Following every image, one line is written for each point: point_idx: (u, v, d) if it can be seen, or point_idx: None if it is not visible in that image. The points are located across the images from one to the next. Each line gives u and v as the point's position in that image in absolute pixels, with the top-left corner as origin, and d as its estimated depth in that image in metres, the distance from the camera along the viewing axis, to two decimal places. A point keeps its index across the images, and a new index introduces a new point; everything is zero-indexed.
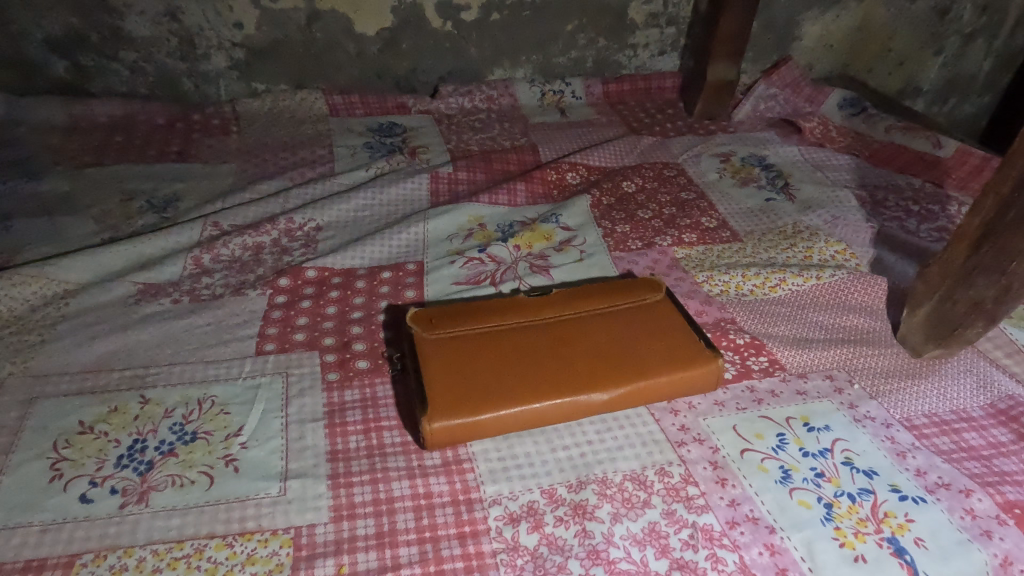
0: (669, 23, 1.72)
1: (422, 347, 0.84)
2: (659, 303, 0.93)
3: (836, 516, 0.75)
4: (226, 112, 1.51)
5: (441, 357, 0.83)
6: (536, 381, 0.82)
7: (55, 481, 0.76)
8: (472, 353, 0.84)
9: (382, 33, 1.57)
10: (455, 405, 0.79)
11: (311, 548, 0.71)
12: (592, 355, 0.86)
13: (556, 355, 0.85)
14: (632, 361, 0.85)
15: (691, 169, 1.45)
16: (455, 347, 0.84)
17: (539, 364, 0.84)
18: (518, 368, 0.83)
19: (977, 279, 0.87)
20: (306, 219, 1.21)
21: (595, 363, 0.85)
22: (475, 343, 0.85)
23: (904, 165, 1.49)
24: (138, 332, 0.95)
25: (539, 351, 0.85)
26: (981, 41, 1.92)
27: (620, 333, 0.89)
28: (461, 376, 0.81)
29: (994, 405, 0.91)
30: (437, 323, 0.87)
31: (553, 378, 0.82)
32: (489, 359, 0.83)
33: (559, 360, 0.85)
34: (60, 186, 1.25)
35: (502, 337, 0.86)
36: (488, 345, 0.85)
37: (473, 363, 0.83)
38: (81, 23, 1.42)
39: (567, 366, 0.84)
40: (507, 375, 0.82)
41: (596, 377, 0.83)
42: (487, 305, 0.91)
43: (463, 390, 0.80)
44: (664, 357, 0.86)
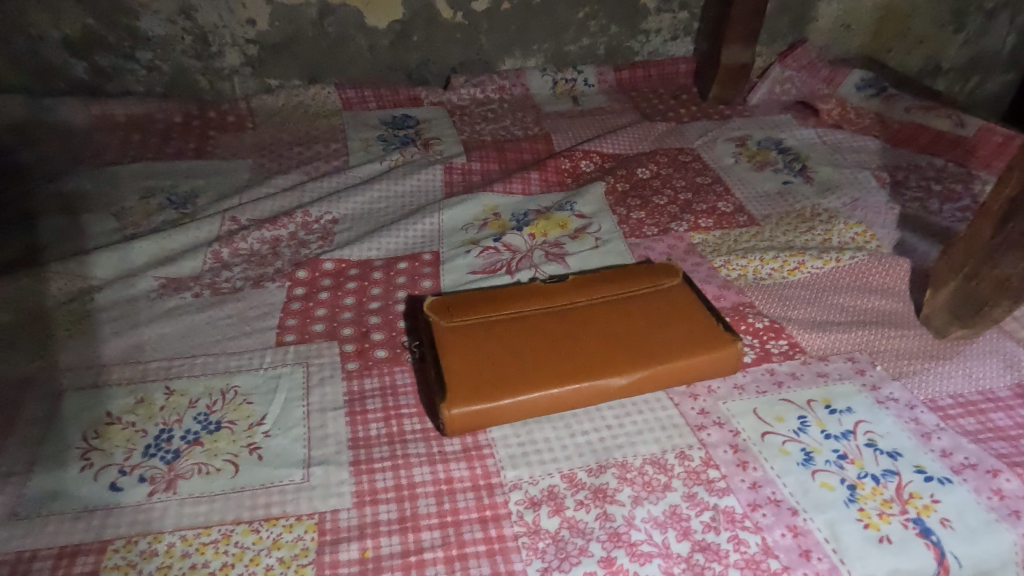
0: (681, 8, 1.70)
1: (440, 335, 0.85)
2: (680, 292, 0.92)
3: (860, 498, 0.74)
4: (241, 108, 1.53)
5: (458, 344, 0.83)
6: (554, 367, 0.82)
7: (86, 470, 0.78)
8: (491, 340, 0.84)
9: (393, 26, 1.57)
10: (474, 392, 0.79)
11: (335, 533, 0.72)
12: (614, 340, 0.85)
13: (576, 341, 0.85)
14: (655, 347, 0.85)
15: (706, 155, 1.43)
16: (473, 333, 0.85)
17: (555, 350, 0.84)
18: (538, 353, 0.83)
19: (1003, 257, 0.84)
20: (322, 212, 1.22)
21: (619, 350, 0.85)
22: (493, 330, 0.86)
23: (925, 146, 1.46)
24: (161, 326, 0.97)
25: (560, 337, 0.85)
26: (1004, 16, 1.88)
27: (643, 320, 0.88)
28: (480, 363, 0.82)
29: (1022, 385, 0.90)
30: (454, 311, 0.87)
31: (573, 363, 0.83)
32: (508, 345, 0.84)
33: (579, 347, 0.85)
34: (82, 185, 1.27)
35: (518, 325, 0.86)
36: (506, 332, 0.85)
37: (494, 350, 0.83)
38: (98, 24, 1.44)
39: (587, 352, 0.84)
40: (528, 361, 0.82)
41: (619, 362, 0.83)
42: (502, 291, 0.91)
43: (483, 376, 0.80)
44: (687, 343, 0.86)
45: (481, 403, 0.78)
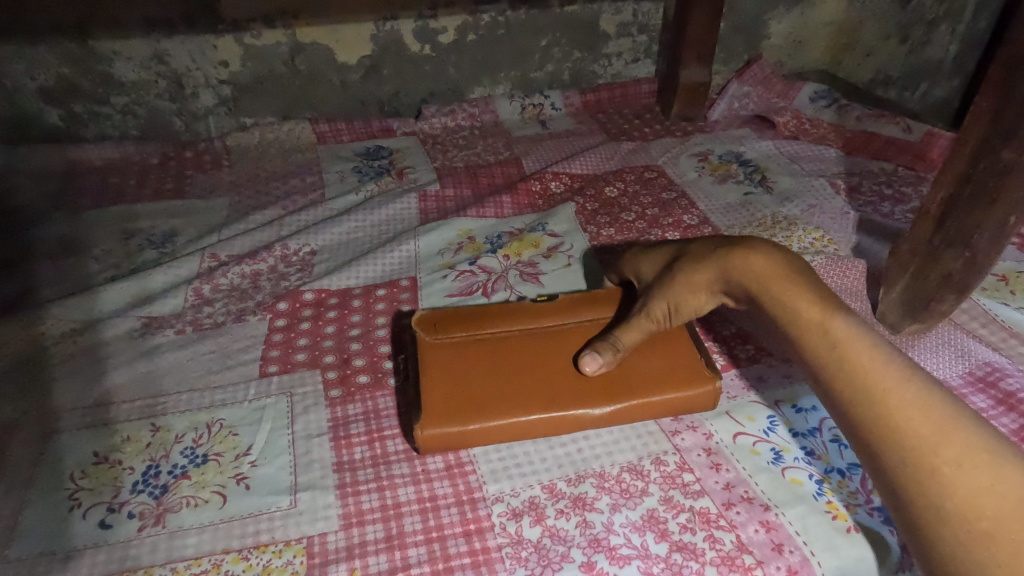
0: (640, 31, 1.78)
1: (424, 362, 0.87)
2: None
3: (827, 491, 0.78)
4: (217, 147, 1.56)
5: (439, 371, 0.85)
6: (526, 394, 0.84)
7: (74, 510, 0.79)
8: (472, 367, 0.86)
9: (363, 61, 1.63)
10: (447, 412, 0.82)
11: (324, 555, 0.74)
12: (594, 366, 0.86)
13: (555, 368, 0.86)
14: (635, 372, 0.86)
15: (670, 170, 1.49)
16: (455, 360, 0.87)
17: (530, 375, 0.85)
18: (517, 381, 0.85)
19: (944, 253, 0.90)
20: (300, 244, 1.25)
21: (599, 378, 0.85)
22: (475, 357, 0.87)
23: (877, 152, 1.54)
24: (144, 364, 0.99)
25: (541, 364, 0.87)
26: (945, 26, 1.99)
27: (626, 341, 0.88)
28: (455, 383, 0.84)
29: (973, 373, 0.95)
30: (438, 336, 0.89)
31: (551, 393, 0.84)
32: (488, 372, 0.86)
33: (558, 375, 0.86)
34: (61, 230, 1.29)
35: (501, 345, 0.89)
36: (486, 351, 0.88)
37: (474, 378, 0.85)
38: (72, 72, 1.47)
39: (566, 381, 0.85)
40: (506, 391, 0.84)
41: (598, 392, 0.84)
42: (485, 312, 0.92)
43: (462, 407, 0.82)
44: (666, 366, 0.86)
45: (459, 433, 0.81)
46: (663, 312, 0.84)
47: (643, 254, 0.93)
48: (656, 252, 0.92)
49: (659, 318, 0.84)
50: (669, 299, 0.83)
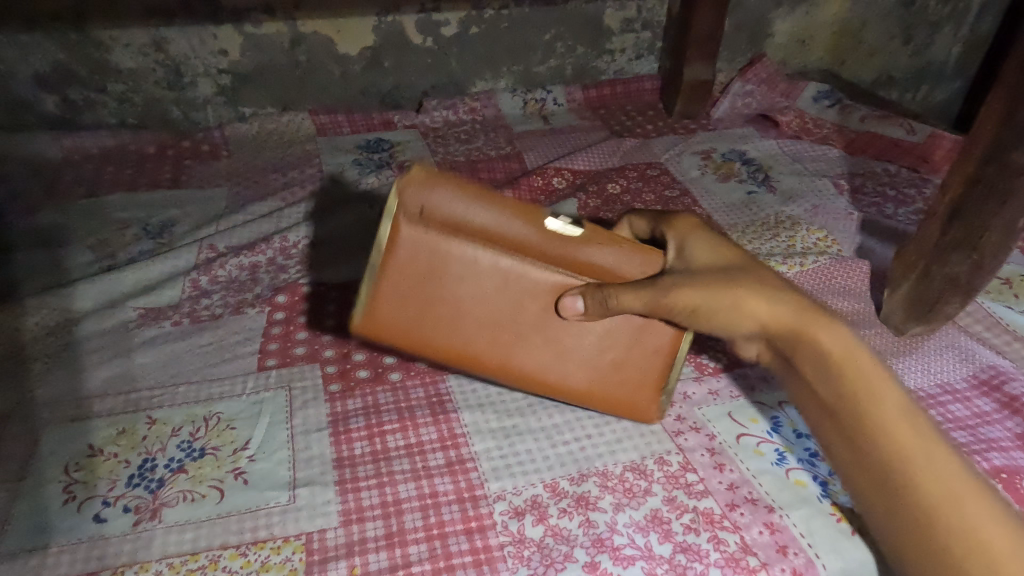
0: (643, 28, 1.77)
1: (398, 217, 0.68)
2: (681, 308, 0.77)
3: (832, 494, 0.78)
4: (215, 137, 1.54)
5: (411, 254, 0.69)
6: (481, 346, 0.74)
7: (69, 503, 0.78)
8: (452, 269, 0.70)
9: (365, 52, 1.61)
10: (399, 325, 0.71)
11: (323, 552, 0.73)
12: (569, 340, 0.76)
13: (528, 322, 0.74)
14: (600, 369, 0.77)
15: (673, 168, 1.48)
16: (435, 252, 0.70)
17: (497, 329, 0.74)
18: (478, 318, 0.73)
19: (951, 256, 0.90)
20: (300, 237, 1.23)
21: (561, 359, 0.76)
22: (460, 261, 0.70)
23: (880, 153, 1.53)
24: (141, 356, 0.97)
25: (516, 309, 0.73)
26: (947, 28, 1.98)
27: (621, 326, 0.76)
28: (423, 290, 0.70)
29: (976, 376, 0.95)
30: (431, 214, 0.69)
31: (503, 354, 0.75)
32: (459, 284, 0.71)
33: (526, 329, 0.74)
34: (56, 218, 1.27)
35: (495, 275, 0.72)
36: (475, 272, 0.71)
37: (444, 283, 0.71)
38: (69, 58, 1.45)
39: (526, 346, 0.75)
40: (460, 322, 0.72)
41: (549, 366, 0.76)
42: (495, 211, 0.71)
43: (406, 309, 0.70)
44: (631, 378, 0.79)
45: (390, 335, 0.71)
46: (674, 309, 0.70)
47: (700, 234, 0.74)
48: (720, 243, 0.73)
49: (663, 311, 0.71)
50: (710, 296, 0.68)
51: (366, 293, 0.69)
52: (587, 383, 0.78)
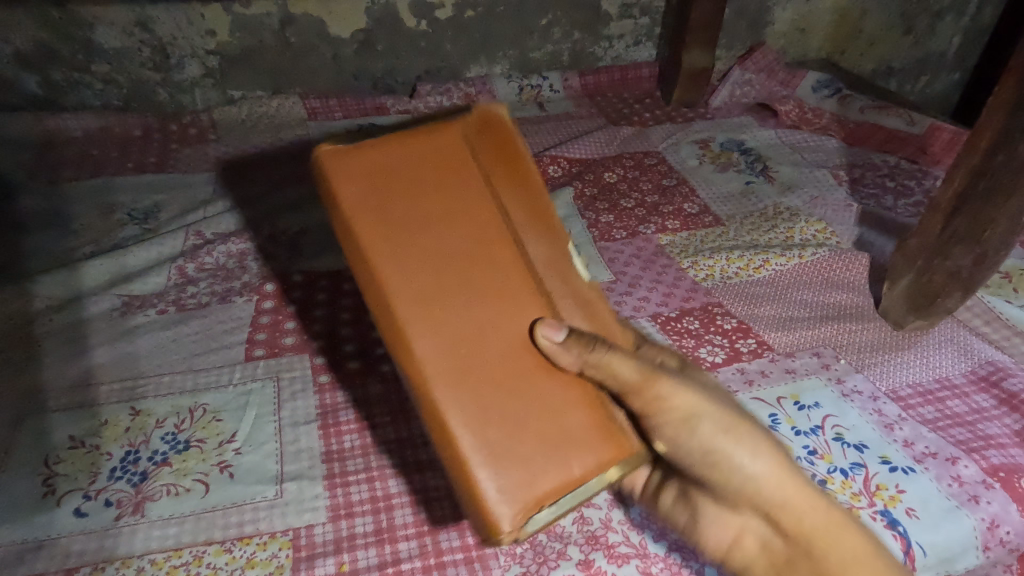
0: (642, 14, 1.74)
1: (450, 117, 0.51)
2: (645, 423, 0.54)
3: (830, 492, 0.76)
4: (203, 120, 1.50)
5: (432, 144, 0.50)
6: (415, 298, 0.47)
7: (48, 496, 0.76)
8: (455, 191, 0.50)
9: (357, 35, 1.57)
10: (366, 180, 0.48)
11: (310, 548, 0.72)
12: (507, 382, 0.49)
13: (474, 319, 0.49)
14: (513, 435, 0.48)
15: (671, 157, 1.46)
16: (451, 167, 0.50)
17: (452, 305, 0.48)
18: (419, 258, 0.48)
19: (954, 249, 0.89)
20: (289, 224, 1.20)
21: (476, 388, 0.48)
22: (472, 197, 0.50)
23: (879, 144, 1.51)
24: (124, 345, 0.95)
25: (472, 292, 0.49)
26: (949, 18, 1.96)
27: (573, 398, 0.51)
28: (411, 189, 0.48)
29: (975, 372, 0.94)
30: (489, 143, 0.53)
31: (429, 328, 0.47)
32: (442, 203, 0.49)
33: (461, 326, 0.48)
34: (37, 202, 1.24)
35: (496, 255, 0.50)
36: (477, 228, 0.50)
37: (427, 189, 0.49)
38: (51, 37, 1.41)
39: (446, 344, 0.48)
40: (390, 244, 0.47)
41: (449, 386, 0.47)
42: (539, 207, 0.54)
43: (362, 173, 0.47)
44: (535, 474, 0.48)
45: (318, 168, 0.47)
46: (656, 399, 0.54)
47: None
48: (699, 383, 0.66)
49: (646, 395, 0.53)
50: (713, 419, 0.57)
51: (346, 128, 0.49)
52: (485, 438, 0.47)
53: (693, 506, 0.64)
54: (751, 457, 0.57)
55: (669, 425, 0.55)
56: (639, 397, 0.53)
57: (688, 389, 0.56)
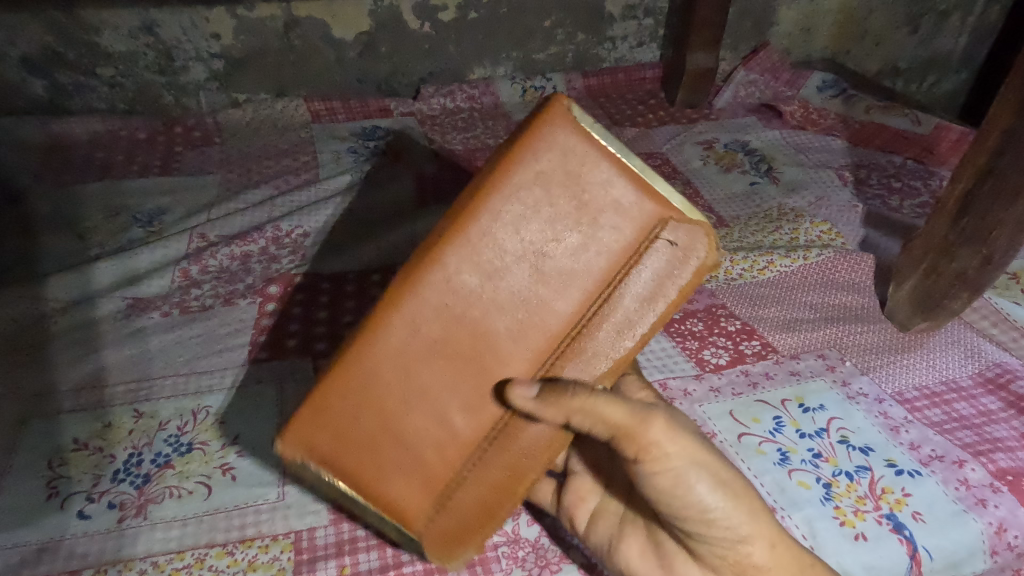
0: (645, 15, 1.74)
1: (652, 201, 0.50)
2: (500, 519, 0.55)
3: (835, 496, 0.75)
4: (208, 123, 1.51)
5: (635, 213, 0.51)
6: (456, 256, 0.51)
7: (52, 499, 0.76)
8: (585, 250, 0.51)
9: (361, 37, 1.58)
10: (544, 162, 0.50)
11: (312, 551, 0.71)
12: (403, 404, 0.53)
13: (476, 325, 0.52)
14: (393, 431, 0.53)
15: (675, 158, 1.45)
16: (614, 236, 0.51)
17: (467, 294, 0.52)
18: (478, 261, 0.51)
19: (960, 250, 0.88)
20: (292, 226, 1.20)
21: (399, 366, 0.52)
22: (586, 264, 0.51)
23: (885, 144, 1.50)
24: (128, 348, 0.95)
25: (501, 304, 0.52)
26: (955, 18, 1.95)
27: (446, 461, 0.53)
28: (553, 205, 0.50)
29: (982, 374, 0.93)
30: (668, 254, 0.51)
31: (438, 281, 0.52)
32: (554, 253, 0.51)
33: (444, 334, 0.52)
34: (43, 205, 1.24)
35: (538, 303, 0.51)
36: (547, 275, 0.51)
37: (566, 231, 0.50)
38: (57, 41, 1.41)
39: (417, 328, 0.52)
40: (474, 243, 0.51)
41: (390, 341, 0.52)
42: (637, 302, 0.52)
43: (534, 180, 0.50)
44: (359, 461, 0.54)
45: (536, 136, 0.50)
46: (653, 444, 0.51)
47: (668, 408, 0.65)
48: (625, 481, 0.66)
49: (641, 439, 0.51)
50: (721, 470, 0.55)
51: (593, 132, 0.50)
52: (368, 414, 0.53)
53: (665, 562, 0.59)
54: (749, 525, 0.54)
55: (667, 475, 0.52)
56: (633, 444, 0.51)
57: (685, 434, 0.52)
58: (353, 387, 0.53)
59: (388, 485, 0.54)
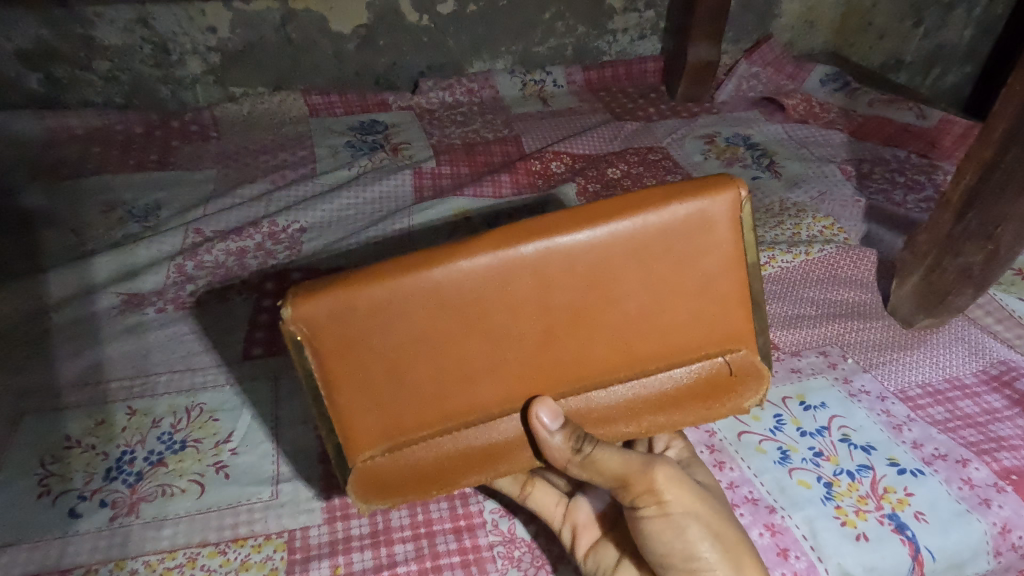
0: (647, 7, 1.71)
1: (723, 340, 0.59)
2: (433, 486, 0.57)
3: (836, 495, 0.74)
4: (205, 118, 1.50)
5: (717, 322, 0.58)
6: (563, 265, 0.54)
7: (43, 497, 0.75)
8: (659, 312, 0.57)
9: (359, 30, 1.56)
10: (687, 243, 0.55)
11: (305, 551, 0.71)
12: (435, 358, 0.54)
13: (530, 325, 0.55)
14: (406, 367, 0.54)
15: (676, 152, 1.43)
16: (691, 327, 0.58)
17: (542, 299, 0.54)
18: (571, 267, 0.54)
19: (965, 245, 0.86)
20: (289, 221, 1.19)
21: (455, 307, 0.53)
22: (646, 324, 0.57)
23: (889, 138, 1.48)
24: (122, 344, 0.94)
25: (562, 327, 0.55)
26: (961, 10, 1.92)
27: (426, 412, 0.55)
28: (654, 279, 0.56)
29: (987, 372, 0.91)
30: (720, 372, 0.59)
31: (534, 273, 0.54)
32: (624, 305, 0.56)
33: (496, 313, 0.54)
34: (39, 200, 1.23)
35: (583, 345, 0.56)
36: (604, 324, 0.56)
37: (645, 290, 0.56)
38: (51, 34, 1.40)
39: (484, 294, 0.53)
40: (584, 263, 0.54)
41: (466, 295, 0.53)
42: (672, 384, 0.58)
43: (658, 250, 0.55)
44: (360, 364, 0.54)
45: (682, 201, 0.54)
46: (649, 493, 0.56)
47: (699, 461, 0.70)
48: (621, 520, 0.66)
49: (639, 488, 0.56)
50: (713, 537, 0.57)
51: (740, 238, 0.56)
52: (398, 342, 0.53)
53: None
54: None
55: (653, 521, 0.57)
56: (629, 491, 0.57)
57: (682, 485, 0.57)
58: (399, 298, 0.52)
59: (354, 378, 0.54)
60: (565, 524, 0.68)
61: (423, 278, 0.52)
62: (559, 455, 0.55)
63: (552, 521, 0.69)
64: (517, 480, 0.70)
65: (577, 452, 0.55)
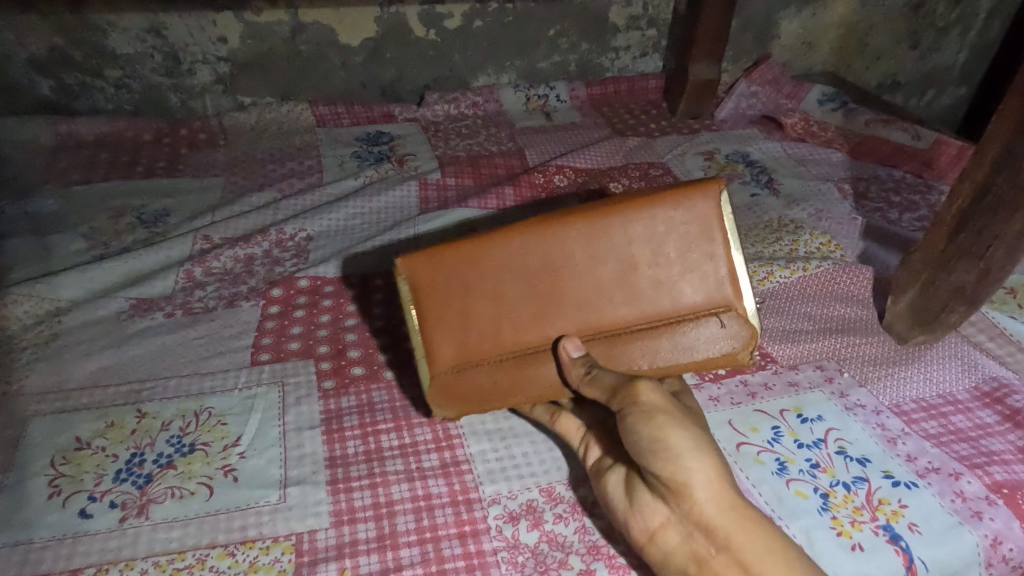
0: (649, 25, 1.75)
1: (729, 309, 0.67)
2: (487, 407, 0.70)
3: (832, 506, 0.76)
4: (213, 126, 1.52)
5: (722, 293, 0.67)
6: (588, 238, 0.67)
7: (54, 498, 0.76)
8: (670, 282, 0.67)
9: (367, 43, 1.59)
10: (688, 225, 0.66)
11: (312, 554, 0.72)
12: (490, 308, 0.68)
13: (564, 286, 0.67)
14: (469, 313, 0.68)
15: (676, 168, 1.46)
16: (700, 297, 0.67)
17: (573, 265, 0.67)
18: (595, 239, 0.67)
19: (957, 264, 0.89)
20: (296, 229, 1.21)
21: (505, 267, 0.67)
22: (662, 291, 0.67)
23: (885, 157, 1.52)
24: (132, 348, 0.96)
25: (590, 288, 0.67)
26: (955, 33, 1.97)
27: (482, 352, 0.68)
28: (664, 253, 0.67)
29: (979, 388, 0.94)
30: (721, 334, 0.67)
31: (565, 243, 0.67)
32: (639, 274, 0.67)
33: (538, 274, 0.67)
34: (49, 205, 1.25)
35: (609, 306, 0.67)
36: (625, 289, 0.67)
37: (656, 262, 0.67)
38: (64, 42, 1.43)
39: (527, 259, 0.67)
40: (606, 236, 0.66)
41: (514, 258, 0.67)
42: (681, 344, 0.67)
43: (666, 230, 0.66)
44: (435, 310, 0.69)
45: (691, 192, 0.66)
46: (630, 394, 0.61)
47: None
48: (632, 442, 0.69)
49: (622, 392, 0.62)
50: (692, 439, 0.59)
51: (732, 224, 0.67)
52: (463, 294, 0.68)
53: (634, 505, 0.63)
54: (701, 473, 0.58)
55: (631, 416, 0.60)
56: (615, 397, 0.62)
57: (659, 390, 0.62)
58: (466, 259, 0.68)
59: (432, 320, 0.69)
60: (582, 444, 0.73)
61: (482, 245, 0.68)
62: (573, 374, 0.66)
63: (573, 442, 0.74)
64: (549, 409, 0.77)
65: (585, 373, 0.65)
